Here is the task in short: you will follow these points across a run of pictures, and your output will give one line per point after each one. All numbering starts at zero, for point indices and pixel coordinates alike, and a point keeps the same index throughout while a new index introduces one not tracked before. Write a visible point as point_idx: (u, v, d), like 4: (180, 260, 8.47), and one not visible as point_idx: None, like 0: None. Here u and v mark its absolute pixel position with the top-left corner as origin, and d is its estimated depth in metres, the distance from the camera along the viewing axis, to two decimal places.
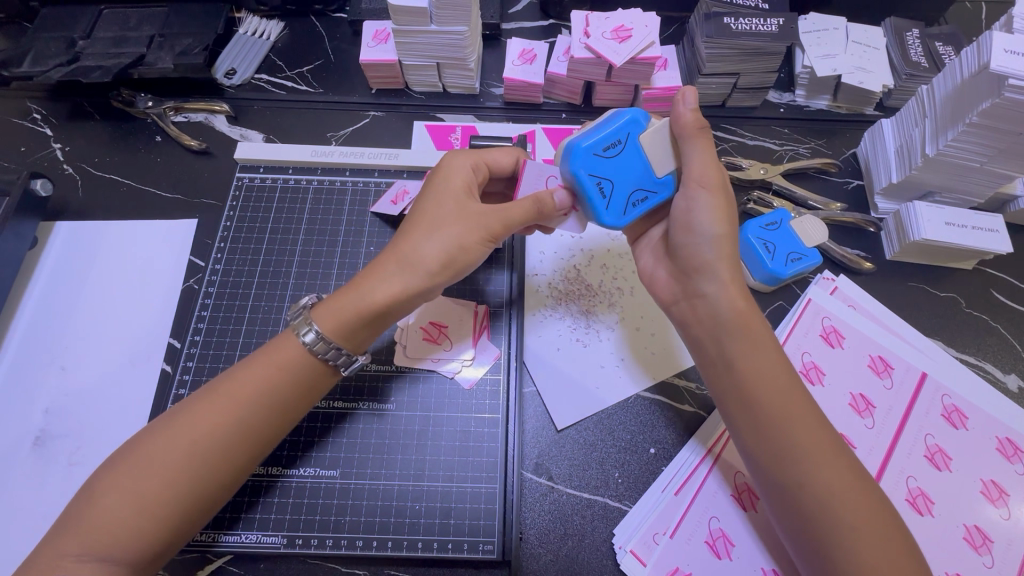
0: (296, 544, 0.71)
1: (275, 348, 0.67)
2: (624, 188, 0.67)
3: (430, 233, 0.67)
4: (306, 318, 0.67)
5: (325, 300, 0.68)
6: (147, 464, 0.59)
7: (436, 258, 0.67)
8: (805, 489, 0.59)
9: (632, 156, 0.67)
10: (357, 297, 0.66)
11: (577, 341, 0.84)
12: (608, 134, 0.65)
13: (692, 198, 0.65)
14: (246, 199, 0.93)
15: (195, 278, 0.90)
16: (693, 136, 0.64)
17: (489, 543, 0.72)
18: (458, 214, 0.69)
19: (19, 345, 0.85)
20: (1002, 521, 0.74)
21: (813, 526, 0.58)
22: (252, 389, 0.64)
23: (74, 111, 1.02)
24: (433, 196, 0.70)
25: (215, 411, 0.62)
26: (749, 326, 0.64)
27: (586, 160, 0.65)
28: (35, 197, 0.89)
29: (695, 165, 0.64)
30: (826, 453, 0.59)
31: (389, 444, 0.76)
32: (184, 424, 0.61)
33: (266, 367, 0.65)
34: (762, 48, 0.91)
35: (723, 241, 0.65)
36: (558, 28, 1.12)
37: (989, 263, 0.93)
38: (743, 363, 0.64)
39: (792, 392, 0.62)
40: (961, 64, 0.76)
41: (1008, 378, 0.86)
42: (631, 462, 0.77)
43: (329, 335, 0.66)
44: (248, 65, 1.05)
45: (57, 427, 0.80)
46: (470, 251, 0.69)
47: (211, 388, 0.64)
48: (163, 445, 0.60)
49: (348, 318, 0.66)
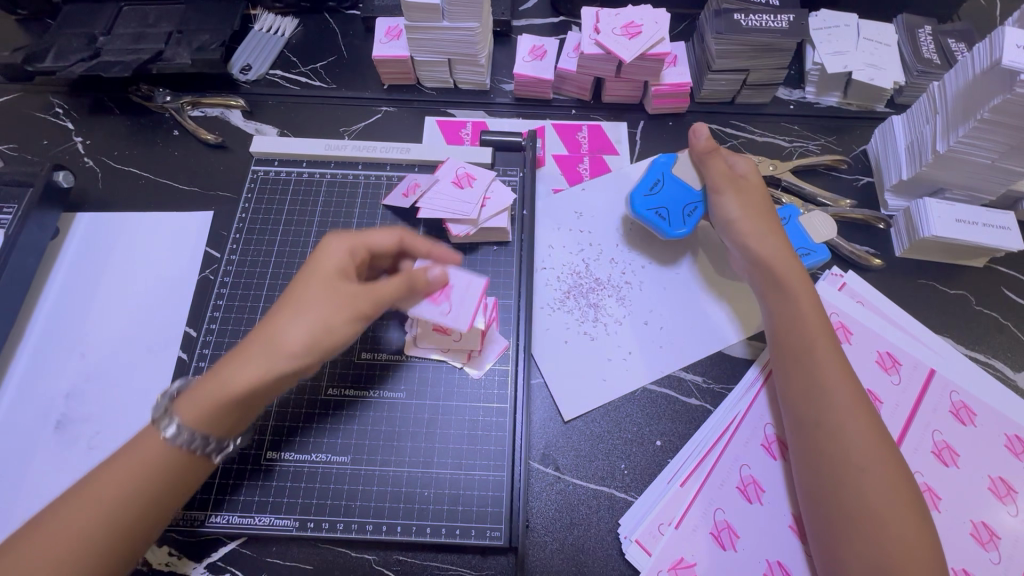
0: (308, 527, 0.73)
1: (134, 445, 0.61)
2: (676, 210, 0.87)
3: (295, 318, 0.62)
4: (167, 411, 0.60)
5: (188, 388, 0.62)
6: (45, 542, 0.55)
7: (306, 343, 0.62)
8: (836, 433, 0.66)
9: (673, 187, 0.88)
10: (219, 388, 0.60)
11: (585, 334, 0.85)
12: (649, 178, 0.88)
13: (718, 199, 0.84)
14: (261, 191, 0.94)
15: (211, 269, 0.91)
16: (709, 156, 0.87)
17: (496, 530, 0.73)
18: (328, 294, 0.64)
19: (41, 331, 0.87)
20: (1010, 517, 0.74)
21: (833, 471, 0.65)
22: (120, 485, 0.58)
23: (95, 106, 1.05)
24: (301, 278, 0.66)
25: (76, 514, 0.57)
26: (800, 289, 0.75)
27: (644, 200, 0.87)
28: (57, 188, 0.91)
29: (713, 176, 0.85)
30: (863, 410, 0.68)
31: (399, 432, 0.78)
32: (44, 534, 0.56)
33: (131, 463, 0.59)
34: (772, 43, 0.92)
35: (748, 224, 0.81)
36: (569, 24, 1.13)
37: (1001, 261, 0.93)
38: (795, 313, 0.74)
39: (836, 352, 0.72)
40: (973, 60, 0.76)
41: (1019, 375, 0.86)
42: (636, 454, 0.78)
43: (192, 426, 0.60)
44: (263, 61, 1.07)
45: (78, 412, 0.82)
46: (340, 333, 0.64)
47: (72, 493, 0.59)
48: (63, 518, 0.57)
49: (208, 406, 0.59)
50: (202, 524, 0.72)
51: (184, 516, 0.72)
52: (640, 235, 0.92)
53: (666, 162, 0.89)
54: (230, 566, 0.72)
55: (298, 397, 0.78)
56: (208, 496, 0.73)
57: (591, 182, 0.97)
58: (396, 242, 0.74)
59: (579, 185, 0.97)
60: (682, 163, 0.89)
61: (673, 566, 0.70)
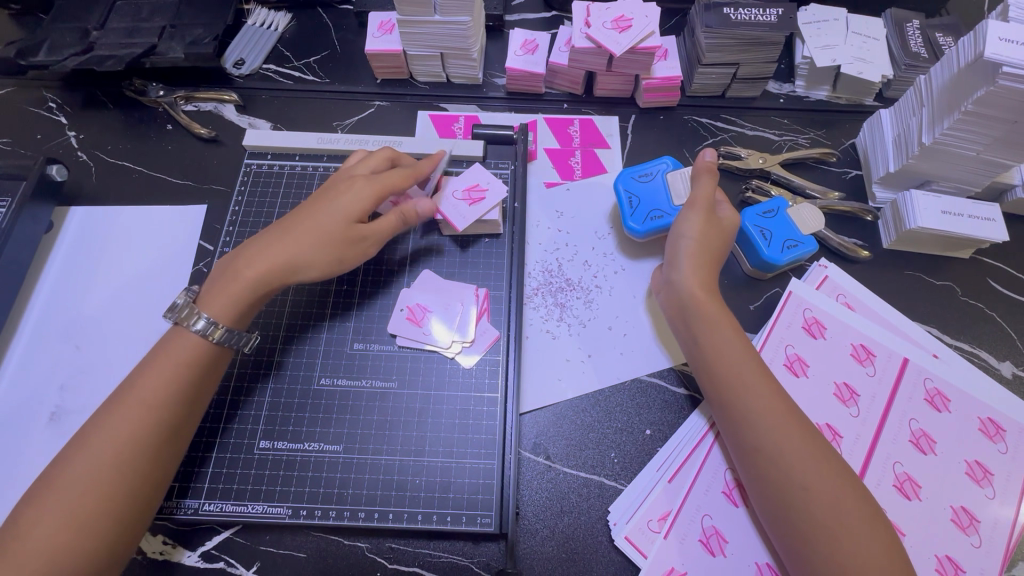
0: (301, 515, 0.73)
1: (168, 345, 0.70)
2: (646, 205, 0.89)
3: (321, 217, 0.76)
4: (193, 310, 0.71)
5: (213, 287, 0.74)
6: (70, 485, 0.61)
7: (318, 263, 0.75)
8: (786, 474, 0.65)
9: (658, 188, 0.91)
10: (236, 280, 0.73)
11: (547, 331, 0.86)
12: (645, 167, 0.92)
13: (684, 213, 0.82)
14: (254, 184, 0.95)
15: (204, 262, 0.92)
16: (705, 172, 0.84)
17: (487, 517, 0.74)
18: (343, 211, 0.77)
19: (35, 323, 0.88)
20: (988, 500, 0.75)
21: (794, 511, 0.64)
22: (159, 391, 0.66)
23: (88, 101, 1.05)
24: (325, 198, 0.78)
25: (130, 419, 0.64)
26: (721, 321, 0.74)
27: (627, 181, 0.91)
28: (51, 182, 0.92)
29: (699, 191, 0.82)
30: (805, 441, 0.66)
31: (391, 421, 0.78)
32: (99, 438, 0.63)
33: (170, 363, 0.68)
34: (761, 37, 0.93)
35: (694, 247, 0.79)
36: (561, 19, 1.13)
37: (987, 252, 0.94)
38: (720, 351, 0.73)
39: (767, 384, 0.70)
40: (958, 53, 0.77)
41: (1003, 365, 0.87)
42: (627, 442, 0.79)
43: (214, 316, 0.71)
44: (256, 56, 1.07)
45: (73, 403, 0.83)
46: (345, 252, 0.77)
47: (113, 401, 0.66)
48: (118, 418, 0.64)
49: (230, 298, 0.72)
50: (197, 514, 0.73)
51: (176, 505, 0.73)
52: (615, 238, 0.93)
53: (668, 165, 0.92)
54: (224, 555, 0.73)
55: (290, 388, 0.80)
56: (201, 486, 0.74)
57: (580, 180, 0.98)
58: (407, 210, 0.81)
59: (563, 184, 0.98)
60: (680, 172, 0.90)
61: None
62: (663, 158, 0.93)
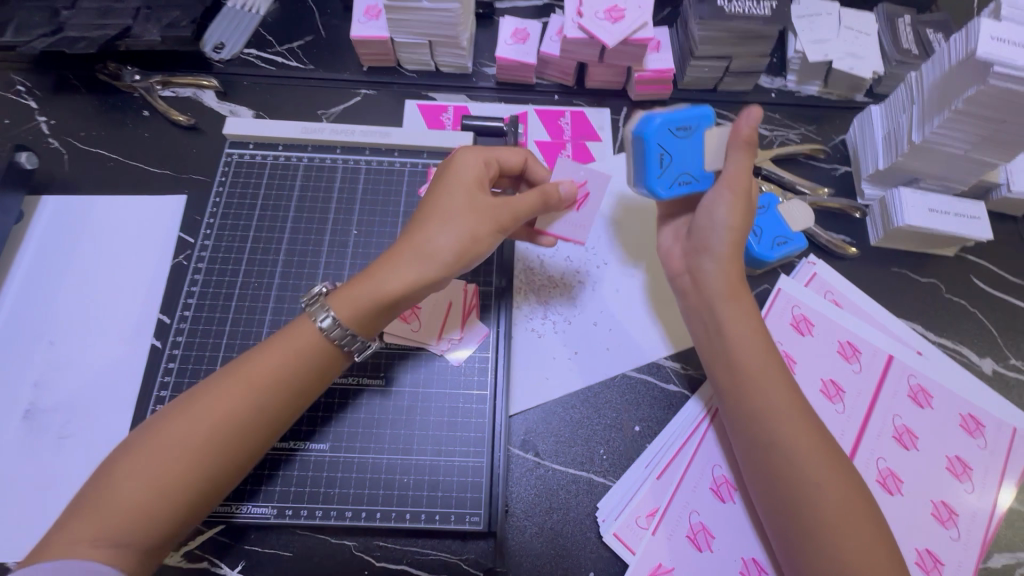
0: (287, 515, 0.72)
1: (291, 334, 0.66)
2: (676, 166, 0.74)
3: (443, 226, 0.68)
4: (322, 304, 0.67)
5: (342, 286, 0.68)
6: (158, 455, 0.58)
7: (453, 251, 0.67)
8: (794, 469, 0.65)
9: (694, 145, 0.74)
10: (374, 287, 0.66)
11: (533, 330, 0.85)
12: (683, 116, 0.72)
13: (718, 195, 0.73)
14: (236, 175, 0.91)
15: (185, 254, 0.89)
16: (744, 145, 0.72)
17: (476, 515, 0.73)
18: (469, 206, 0.69)
19: (7, 318, 0.84)
20: (966, 494, 0.77)
21: (796, 506, 0.65)
22: (266, 371, 0.64)
23: (59, 85, 1.00)
24: (445, 189, 0.71)
25: (231, 391, 0.62)
26: (745, 316, 0.73)
27: (658, 132, 0.71)
28: (21, 170, 0.88)
29: (733, 169, 0.72)
30: (816, 440, 0.67)
31: (379, 419, 0.77)
32: (203, 404, 0.61)
33: (283, 350, 0.65)
34: (755, 31, 0.91)
35: (734, 238, 0.74)
36: (552, 8, 1.11)
37: (971, 250, 0.95)
38: (740, 344, 0.72)
39: (783, 381, 0.70)
40: (949, 51, 0.76)
41: (983, 361, 0.89)
42: (615, 439, 0.79)
43: (346, 321, 0.66)
44: (238, 40, 1.03)
45: (46, 401, 0.80)
46: (482, 243, 0.69)
47: (226, 372, 0.64)
48: (221, 391, 0.62)
49: (362, 308, 0.66)
50: None
51: None
52: (600, 233, 0.92)
53: (708, 119, 0.73)
54: (207, 555, 0.72)
55: None
56: None
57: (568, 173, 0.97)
58: (521, 161, 0.79)
59: None
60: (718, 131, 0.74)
61: (651, 571, 0.71)
62: (705, 108, 0.73)
